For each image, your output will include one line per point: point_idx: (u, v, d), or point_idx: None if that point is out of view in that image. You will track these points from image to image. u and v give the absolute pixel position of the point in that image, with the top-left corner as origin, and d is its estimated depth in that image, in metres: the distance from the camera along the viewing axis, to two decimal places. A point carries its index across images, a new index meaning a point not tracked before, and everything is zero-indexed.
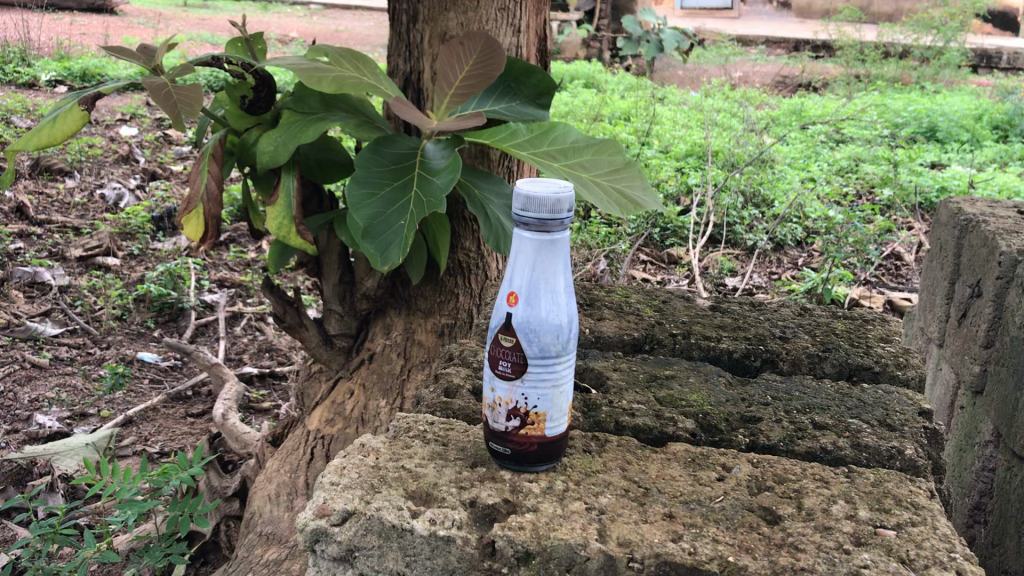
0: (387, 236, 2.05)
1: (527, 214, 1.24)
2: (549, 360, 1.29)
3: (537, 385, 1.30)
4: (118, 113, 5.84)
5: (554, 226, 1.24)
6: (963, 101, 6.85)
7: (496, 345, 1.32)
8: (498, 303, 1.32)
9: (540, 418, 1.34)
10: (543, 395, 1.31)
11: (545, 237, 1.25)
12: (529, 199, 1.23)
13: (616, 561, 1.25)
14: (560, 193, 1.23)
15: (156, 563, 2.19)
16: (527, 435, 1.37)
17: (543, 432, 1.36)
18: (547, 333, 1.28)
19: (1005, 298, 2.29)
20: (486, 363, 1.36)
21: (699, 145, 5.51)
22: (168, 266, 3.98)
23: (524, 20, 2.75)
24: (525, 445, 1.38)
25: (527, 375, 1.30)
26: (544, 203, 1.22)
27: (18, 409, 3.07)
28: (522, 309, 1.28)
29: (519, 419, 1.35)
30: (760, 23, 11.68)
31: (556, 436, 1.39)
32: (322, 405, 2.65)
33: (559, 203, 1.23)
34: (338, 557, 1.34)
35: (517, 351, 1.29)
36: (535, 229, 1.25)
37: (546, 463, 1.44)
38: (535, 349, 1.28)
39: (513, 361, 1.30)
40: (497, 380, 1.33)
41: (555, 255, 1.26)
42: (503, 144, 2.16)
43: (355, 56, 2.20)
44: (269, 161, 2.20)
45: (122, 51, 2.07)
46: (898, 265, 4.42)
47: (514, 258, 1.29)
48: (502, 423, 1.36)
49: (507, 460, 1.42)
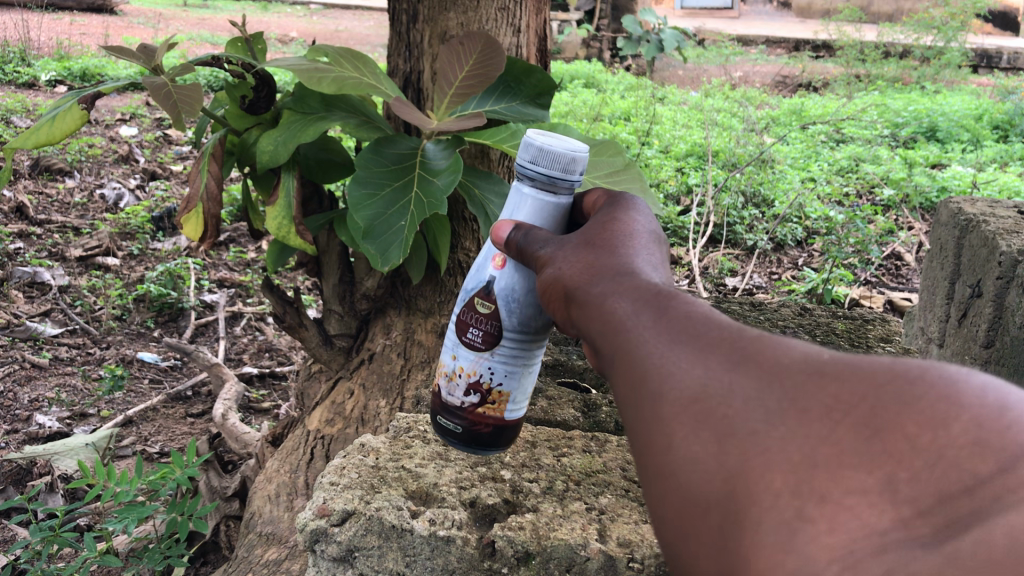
0: (389, 237, 2.06)
1: (536, 167, 1.21)
2: (524, 336, 1.26)
3: (506, 360, 1.27)
4: (118, 113, 5.81)
5: (562, 186, 1.22)
6: (963, 101, 6.82)
7: (470, 310, 1.28)
8: (481, 266, 1.29)
9: (502, 397, 1.29)
10: (511, 372, 1.28)
11: (549, 195, 1.23)
12: (542, 151, 1.20)
13: (616, 561, 1.25)
14: (577, 153, 1.21)
15: (155, 566, 2.18)
16: (482, 414, 1.31)
17: (501, 415, 1.31)
18: (529, 306, 1.24)
19: (1005, 298, 2.28)
20: (453, 329, 1.32)
21: (698, 145, 5.49)
22: (168, 266, 3.99)
23: (524, 19, 2.74)
24: (478, 425, 1.32)
25: (497, 347, 1.27)
26: (558, 158, 1.20)
27: (18, 409, 3.07)
28: (509, 275, 1.25)
29: (479, 394, 1.29)
30: (760, 22, 11.64)
31: (512, 424, 1.34)
32: (321, 405, 2.65)
33: (573, 163, 1.21)
34: (338, 557, 1.33)
35: (493, 318, 1.26)
36: (540, 185, 1.23)
37: (497, 449, 1.36)
38: (513, 320, 1.25)
39: (487, 329, 1.27)
40: (462, 349, 1.30)
41: (556, 217, 1.25)
42: (504, 145, 2.19)
43: (355, 55, 2.20)
44: (269, 161, 2.19)
45: (121, 51, 2.06)
46: (898, 265, 4.38)
47: (511, 211, 1.26)
48: (458, 398, 1.31)
49: (455, 440, 1.35)
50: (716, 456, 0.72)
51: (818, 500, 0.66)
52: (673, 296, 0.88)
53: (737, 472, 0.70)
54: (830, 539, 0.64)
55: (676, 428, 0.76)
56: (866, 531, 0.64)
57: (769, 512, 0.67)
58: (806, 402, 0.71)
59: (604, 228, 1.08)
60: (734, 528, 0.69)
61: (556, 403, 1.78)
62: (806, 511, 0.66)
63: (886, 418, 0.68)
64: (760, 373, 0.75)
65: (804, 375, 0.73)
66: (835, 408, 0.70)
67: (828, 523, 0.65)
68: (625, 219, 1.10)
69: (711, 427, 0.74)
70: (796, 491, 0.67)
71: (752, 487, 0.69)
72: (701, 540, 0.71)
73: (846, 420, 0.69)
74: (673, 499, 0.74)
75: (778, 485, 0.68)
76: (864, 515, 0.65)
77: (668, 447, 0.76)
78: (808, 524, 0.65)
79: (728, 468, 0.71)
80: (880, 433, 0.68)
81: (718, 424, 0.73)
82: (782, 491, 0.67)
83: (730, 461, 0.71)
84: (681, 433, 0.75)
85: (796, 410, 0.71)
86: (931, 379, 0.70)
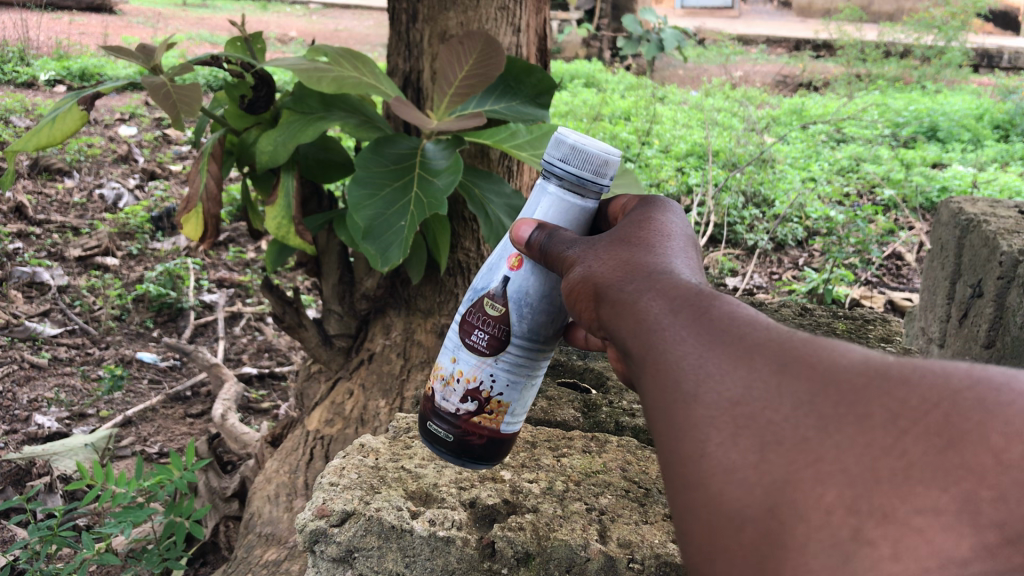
0: (388, 237, 2.05)
1: (567, 166, 1.20)
2: (534, 345, 1.26)
3: (510, 370, 1.26)
4: (117, 113, 5.80)
5: (591, 188, 1.21)
6: (964, 101, 6.80)
7: (479, 312, 1.26)
8: (496, 266, 1.28)
9: (501, 408, 1.27)
10: (514, 382, 1.26)
11: (576, 197, 1.22)
12: (575, 150, 1.18)
13: (616, 561, 1.25)
14: (610, 156, 1.19)
15: (153, 569, 2.18)
16: (476, 424, 1.28)
17: (497, 427, 1.29)
18: (541, 314, 1.24)
19: (1006, 298, 2.27)
20: (456, 331, 1.30)
21: (699, 145, 5.49)
22: (168, 266, 3.99)
23: (524, 19, 2.72)
24: (471, 435, 1.29)
25: (502, 353, 1.25)
26: (591, 160, 1.19)
27: (17, 409, 3.06)
28: (523, 277, 1.24)
29: (477, 403, 1.27)
30: (760, 22, 11.62)
31: (506, 438, 1.32)
32: (321, 405, 2.64)
33: (604, 166, 1.20)
34: (337, 558, 1.32)
35: (503, 323, 1.24)
36: (569, 184, 1.21)
37: (485, 465, 1.33)
38: (523, 327, 1.24)
39: (493, 334, 1.25)
40: (463, 352, 1.27)
41: (580, 220, 1.24)
42: (503, 144, 2.18)
43: (354, 55, 2.20)
44: (269, 161, 2.18)
45: (121, 51, 2.06)
46: (899, 265, 4.37)
47: (534, 208, 1.24)
48: (454, 404, 1.28)
49: (445, 451, 1.31)
50: (756, 465, 0.73)
51: (879, 519, 0.66)
52: (709, 297, 0.89)
53: (781, 484, 0.71)
54: (896, 565, 0.65)
55: (713, 434, 0.76)
56: (939, 557, 0.65)
57: (818, 532, 0.68)
58: (866, 407, 0.71)
59: (639, 230, 1.09)
60: (777, 544, 0.70)
61: (556, 403, 1.77)
62: (866, 533, 0.66)
63: (959, 429, 0.68)
64: (812, 378, 0.75)
65: (860, 379, 0.73)
66: (902, 416, 0.69)
67: (893, 548, 0.65)
68: (660, 222, 1.11)
69: (752, 435, 0.74)
70: (851, 508, 0.67)
71: (799, 503, 0.69)
72: (734, 554, 0.72)
73: (913, 430, 0.69)
74: (703, 511, 0.75)
75: (830, 500, 0.68)
76: (937, 540, 0.65)
77: (702, 453, 0.76)
78: (866, 546, 0.66)
79: (771, 479, 0.72)
80: (954, 445, 0.68)
81: (762, 431, 0.74)
82: (835, 508, 0.68)
83: (774, 471, 0.72)
84: (720, 439, 0.76)
85: (853, 418, 0.71)
86: (1022, 392, 0.69)
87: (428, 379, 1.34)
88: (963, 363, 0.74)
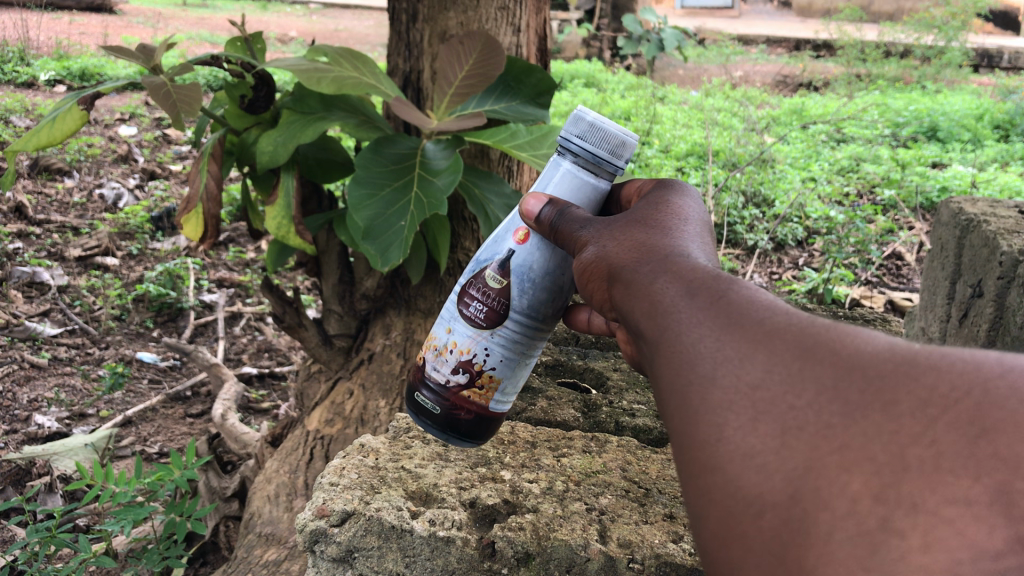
0: (387, 236, 2.05)
1: (584, 143, 1.20)
2: (532, 322, 1.26)
3: (506, 345, 1.26)
4: (117, 113, 5.79)
5: (606, 168, 1.22)
6: (964, 101, 6.79)
7: (482, 283, 1.26)
8: (500, 240, 1.28)
9: (492, 383, 1.27)
10: (507, 358, 1.26)
11: (590, 174, 1.23)
12: (593, 127, 1.19)
13: (616, 561, 1.25)
14: (627, 138, 1.21)
15: (152, 567, 2.17)
16: (465, 397, 1.28)
17: (486, 403, 1.28)
18: (542, 291, 1.25)
19: (1006, 298, 2.26)
20: (454, 301, 1.30)
21: (699, 145, 5.48)
22: (168, 266, 3.99)
23: (524, 19, 2.72)
24: (458, 409, 1.28)
25: (499, 328, 1.25)
26: (608, 139, 1.20)
27: (17, 409, 3.06)
28: (529, 252, 1.25)
29: (468, 375, 1.26)
30: (760, 22, 11.62)
31: (494, 416, 1.31)
32: (321, 405, 2.64)
33: (621, 147, 1.21)
34: (337, 557, 1.32)
35: (504, 296, 1.25)
36: (585, 162, 1.22)
37: (469, 442, 1.32)
38: (523, 301, 1.25)
39: (493, 306, 1.25)
40: (460, 324, 1.27)
41: (592, 200, 1.24)
42: (503, 145, 2.18)
43: (354, 55, 2.20)
44: (269, 161, 2.17)
45: (121, 51, 2.05)
46: (898, 265, 4.36)
47: (546, 182, 1.24)
48: (444, 375, 1.28)
49: (432, 423, 1.31)
50: (778, 451, 0.73)
51: (908, 508, 0.67)
52: (723, 280, 0.89)
53: (803, 471, 0.71)
54: (925, 556, 0.66)
55: (731, 418, 0.76)
56: (971, 549, 0.66)
57: (843, 520, 0.68)
58: (893, 394, 0.71)
59: (652, 212, 1.09)
60: (800, 533, 0.70)
61: (556, 403, 1.77)
62: (895, 522, 0.67)
63: (993, 420, 0.69)
64: (836, 362, 0.75)
65: (887, 365, 0.73)
66: (932, 404, 0.70)
67: (922, 538, 0.66)
68: (673, 205, 1.11)
69: (773, 420, 0.74)
70: (878, 497, 0.68)
71: (821, 491, 0.70)
72: (751, 541, 0.72)
73: (944, 418, 0.69)
74: (718, 496, 0.75)
75: (856, 488, 0.68)
76: (970, 533, 0.66)
77: (719, 438, 0.76)
78: (895, 537, 0.66)
79: (792, 466, 0.71)
80: (986, 435, 0.69)
81: (783, 416, 0.74)
82: (861, 496, 0.68)
83: (794, 457, 0.72)
84: (736, 424, 0.76)
85: (880, 404, 0.71)
86: None
87: (420, 349, 1.34)
88: (994, 352, 0.75)
